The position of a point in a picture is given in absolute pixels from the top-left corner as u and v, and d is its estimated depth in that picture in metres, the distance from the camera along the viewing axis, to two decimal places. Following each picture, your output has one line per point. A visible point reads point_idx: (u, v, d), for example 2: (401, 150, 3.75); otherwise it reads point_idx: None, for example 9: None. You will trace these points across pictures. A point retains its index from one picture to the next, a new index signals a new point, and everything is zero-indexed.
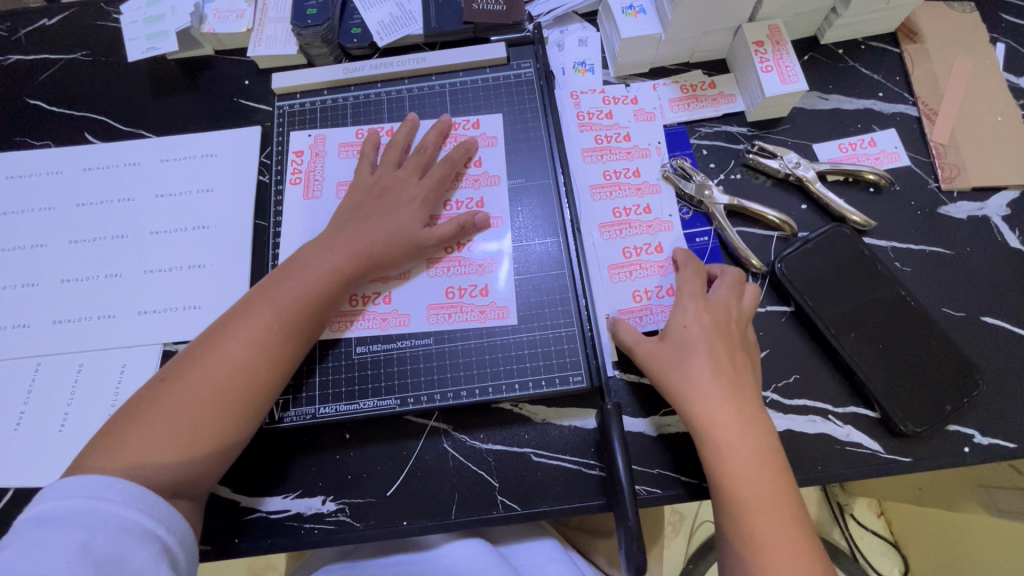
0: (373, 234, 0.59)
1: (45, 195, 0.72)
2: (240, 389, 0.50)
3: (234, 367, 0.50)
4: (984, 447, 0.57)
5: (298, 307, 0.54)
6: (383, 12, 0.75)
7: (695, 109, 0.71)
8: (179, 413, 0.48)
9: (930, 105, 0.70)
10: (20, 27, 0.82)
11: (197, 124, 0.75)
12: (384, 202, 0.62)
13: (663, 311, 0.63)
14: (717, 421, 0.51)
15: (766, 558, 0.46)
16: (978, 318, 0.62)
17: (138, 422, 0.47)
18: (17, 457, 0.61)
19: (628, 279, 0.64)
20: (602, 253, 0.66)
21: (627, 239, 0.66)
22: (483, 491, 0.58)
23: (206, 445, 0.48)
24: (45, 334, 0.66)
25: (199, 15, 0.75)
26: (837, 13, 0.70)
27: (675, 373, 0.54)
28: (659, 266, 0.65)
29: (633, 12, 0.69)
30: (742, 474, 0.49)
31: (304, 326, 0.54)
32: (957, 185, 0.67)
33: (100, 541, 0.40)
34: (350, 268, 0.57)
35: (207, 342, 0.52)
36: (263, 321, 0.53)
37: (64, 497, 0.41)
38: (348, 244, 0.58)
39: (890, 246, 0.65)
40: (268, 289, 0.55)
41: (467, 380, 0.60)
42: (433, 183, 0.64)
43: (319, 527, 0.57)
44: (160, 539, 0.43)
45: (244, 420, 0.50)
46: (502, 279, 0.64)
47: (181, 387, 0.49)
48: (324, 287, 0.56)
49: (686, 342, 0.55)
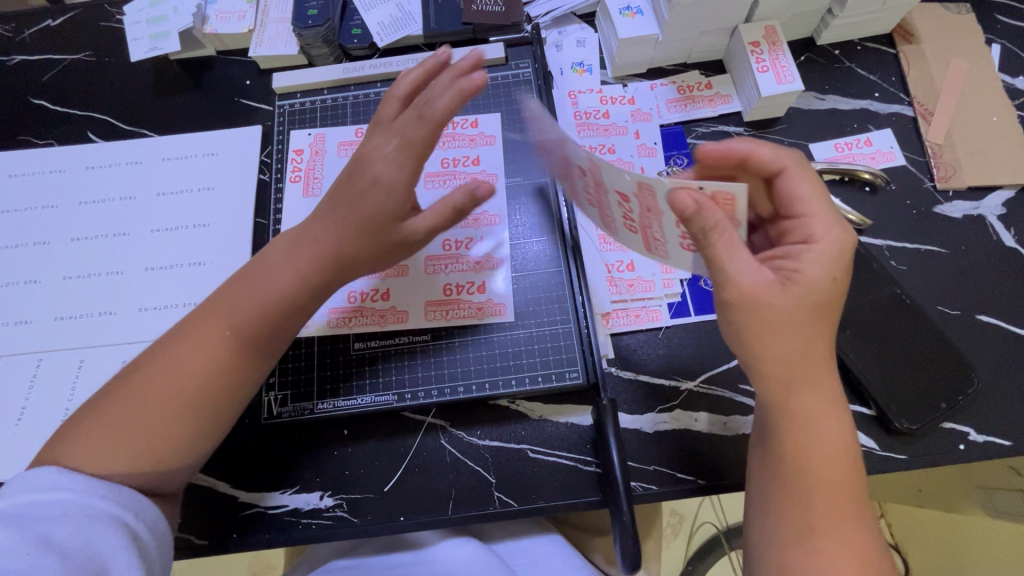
0: (333, 229, 0.50)
1: (48, 193, 0.73)
2: (188, 398, 0.47)
3: (183, 374, 0.47)
4: (980, 444, 0.58)
5: (253, 311, 0.49)
6: (383, 13, 0.76)
7: (692, 109, 0.72)
8: (126, 419, 0.45)
9: (926, 105, 0.71)
10: (25, 27, 0.83)
11: (198, 124, 0.76)
12: (367, 193, 0.49)
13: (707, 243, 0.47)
14: (806, 405, 0.45)
15: (817, 550, 0.42)
16: (974, 316, 0.62)
17: (92, 422, 0.46)
18: (17, 451, 0.61)
19: (664, 243, 0.49)
20: (629, 244, 0.53)
21: (615, 220, 0.51)
22: (481, 487, 0.58)
23: (157, 453, 0.46)
24: (46, 331, 0.66)
25: (202, 16, 0.76)
26: (833, 14, 0.70)
27: (784, 343, 0.43)
28: (650, 209, 0.46)
29: (630, 13, 0.70)
30: (818, 468, 0.44)
31: (257, 336, 0.49)
32: (952, 184, 0.67)
33: (63, 530, 0.40)
34: (316, 274, 0.50)
35: (163, 346, 0.48)
36: (214, 325, 0.48)
37: (23, 493, 0.41)
38: (312, 240, 0.50)
39: (886, 245, 0.65)
40: (231, 293, 0.50)
41: (464, 375, 0.61)
42: (413, 157, 0.48)
43: (317, 523, 0.58)
44: (128, 526, 0.43)
45: (201, 429, 0.48)
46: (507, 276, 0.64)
47: (133, 389, 0.46)
48: (287, 294, 0.49)
49: (817, 296, 0.44)
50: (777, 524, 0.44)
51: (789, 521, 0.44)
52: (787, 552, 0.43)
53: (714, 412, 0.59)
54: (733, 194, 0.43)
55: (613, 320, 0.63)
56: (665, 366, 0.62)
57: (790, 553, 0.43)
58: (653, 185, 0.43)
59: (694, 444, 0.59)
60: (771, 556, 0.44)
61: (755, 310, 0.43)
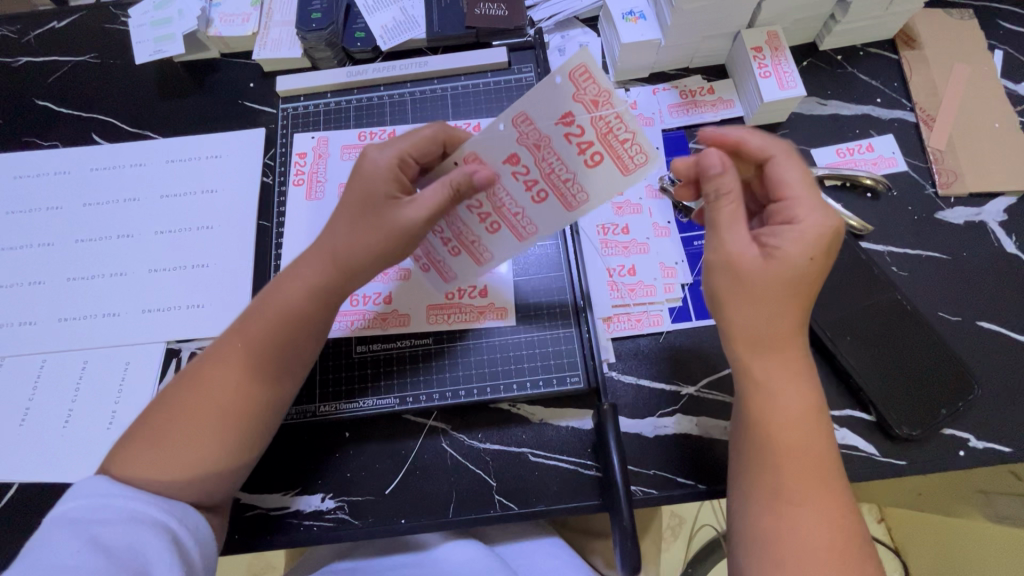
0: (340, 232, 0.52)
1: (52, 194, 0.73)
2: (209, 413, 0.48)
3: (202, 387, 0.49)
4: (979, 450, 0.58)
5: (268, 325, 0.50)
6: (387, 16, 0.76)
7: (694, 114, 0.72)
8: (153, 435, 0.47)
9: (928, 111, 0.71)
10: (30, 30, 0.83)
11: (202, 126, 0.76)
12: (362, 183, 0.52)
13: (620, 150, 0.46)
14: (768, 370, 0.47)
15: (785, 512, 0.43)
16: (975, 323, 0.62)
17: (128, 438, 0.48)
18: (20, 452, 0.62)
19: (574, 177, 0.48)
20: (552, 217, 0.51)
21: (521, 200, 0.51)
22: (481, 490, 0.58)
23: (178, 470, 0.47)
24: (50, 332, 0.67)
25: (206, 18, 0.76)
26: (836, 19, 0.70)
27: (745, 309, 0.47)
28: (539, 142, 0.47)
29: (633, 18, 0.70)
30: (794, 439, 0.45)
31: (270, 348, 0.50)
32: (954, 191, 0.67)
33: (111, 532, 0.42)
34: (326, 280, 0.51)
35: (193, 365, 0.51)
36: (233, 342, 0.51)
37: (82, 498, 0.44)
38: (322, 249, 0.52)
39: (887, 251, 0.65)
40: (253, 310, 0.52)
41: (464, 380, 0.61)
42: (400, 149, 0.52)
43: (317, 525, 0.58)
44: (171, 530, 0.44)
45: (223, 445, 0.48)
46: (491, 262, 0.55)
47: (162, 409, 0.49)
48: (303, 309, 0.51)
49: (796, 271, 0.45)
50: (753, 492, 0.45)
51: (764, 489, 0.45)
52: (760, 519, 0.44)
53: (715, 417, 0.60)
54: (583, 64, 0.43)
55: (614, 324, 0.63)
56: (666, 370, 0.62)
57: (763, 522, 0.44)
58: (524, 110, 0.47)
59: (693, 448, 0.59)
60: (750, 529, 0.45)
61: (735, 275, 0.46)
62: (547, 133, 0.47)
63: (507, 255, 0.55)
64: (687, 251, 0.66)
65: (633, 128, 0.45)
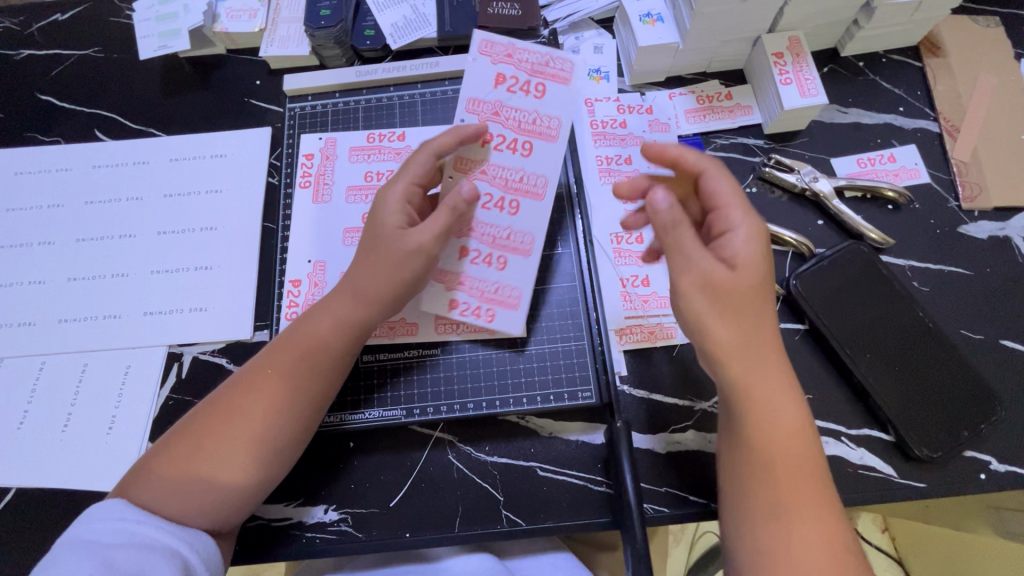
0: (360, 264, 0.53)
1: (54, 192, 0.72)
2: (236, 441, 0.49)
3: (229, 413, 0.49)
4: (1000, 473, 0.56)
5: (299, 355, 0.52)
6: (397, 14, 0.75)
7: (711, 120, 0.70)
8: (181, 459, 0.48)
9: (952, 121, 0.69)
10: (34, 21, 0.82)
11: (207, 124, 0.75)
12: (375, 218, 0.54)
13: (546, 69, 0.57)
14: (757, 382, 0.46)
15: (782, 526, 0.43)
16: (998, 341, 0.61)
17: (156, 457, 0.49)
18: (17, 457, 0.60)
19: (537, 113, 0.57)
20: (548, 154, 0.57)
21: (516, 163, 0.57)
22: (488, 504, 0.57)
23: (204, 494, 0.47)
24: (49, 333, 0.65)
25: (212, 14, 0.75)
26: (859, 25, 0.68)
27: (721, 323, 0.47)
28: (496, 108, 0.57)
29: (651, 20, 0.68)
30: (778, 448, 0.45)
31: (299, 373, 0.51)
32: (977, 205, 0.65)
33: (120, 556, 0.42)
34: (357, 315, 0.53)
35: (219, 393, 0.51)
36: (263, 370, 0.51)
37: (94, 523, 0.44)
38: (349, 283, 0.53)
39: (908, 265, 0.64)
40: (282, 340, 0.53)
41: (472, 392, 0.60)
42: (408, 182, 0.54)
43: (320, 537, 0.57)
44: (179, 555, 0.45)
45: (253, 468, 0.49)
46: (535, 235, 0.57)
47: (190, 432, 0.49)
48: (334, 341, 0.52)
49: (751, 279, 0.47)
50: (748, 508, 0.45)
51: (759, 505, 0.44)
52: (758, 540, 0.43)
53: None
54: (484, 38, 0.58)
55: (627, 336, 0.62)
56: (679, 385, 0.60)
57: (761, 539, 0.43)
58: (469, 96, 0.57)
59: (706, 465, 0.57)
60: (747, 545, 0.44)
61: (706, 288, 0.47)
62: (497, 98, 0.57)
63: (542, 225, 0.58)
64: None
65: (545, 52, 0.57)
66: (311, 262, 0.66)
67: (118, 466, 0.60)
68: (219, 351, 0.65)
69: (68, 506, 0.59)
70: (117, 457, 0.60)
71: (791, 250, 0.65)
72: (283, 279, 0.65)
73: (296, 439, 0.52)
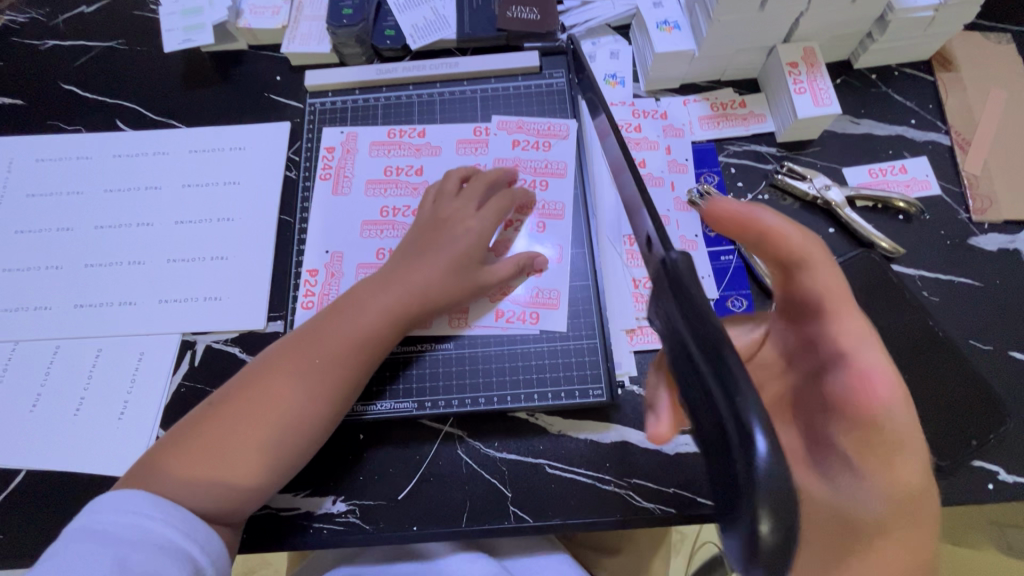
0: (427, 271, 0.58)
1: (74, 179, 0.73)
2: (269, 427, 0.51)
3: (269, 402, 0.51)
4: (1008, 484, 0.56)
5: (345, 346, 0.54)
6: (417, 15, 0.76)
7: (725, 127, 0.71)
8: (212, 444, 0.50)
9: (963, 135, 0.70)
10: (60, 13, 0.83)
11: (227, 117, 0.76)
12: (458, 244, 0.60)
13: (545, 134, 0.70)
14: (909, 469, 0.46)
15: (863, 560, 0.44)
16: (1007, 352, 0.61)
17: (180, 443, 0.50)
18: (28, 440, 0.61)
19: (547, 160, 0.69)
20: (563, 189, 0.68)
21: (539, 195, 0.67)
22: (495, 500, 0.57)
23: (226, 481, 0.49)
24: (65, 317, 0.66)
25: (236, 10, 0.76)
26: (873, 38, 0.69)
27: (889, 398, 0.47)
28: (516, 161, 0.69)
29: (668, 27, 0.70)
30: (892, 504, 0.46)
31: (342, 363, 0.54)
32: (987, 217, 0.66)
33: (134, 554, 0.42)
34: (403, 310, 0.56)
35: (255, 374, 0.53)
36: (304, 356, 0.53)
37: (109, 512, 0.44)
38: (400, 282, 0.57)
39: (918, 275, 0.64)
40: (321, 327, 0.55)
41: (484, 387, 0.61)
42: (494, 214, 0.62)
43: (328, 528, 0.57)
44: (192, 558, 0.45)
45: (279, 454, 0.51)
46: (566, 247, 0.65)
47: (224, 415, 0.51)
48: (376, 332, 0.55)
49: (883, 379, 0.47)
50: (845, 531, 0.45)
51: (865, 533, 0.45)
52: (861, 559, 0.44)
53: None
54: (500, 119, 0.71)
55: (637, 337, 0.62)
56: None
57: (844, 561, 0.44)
58: (494, 155, 0.70)
59: None
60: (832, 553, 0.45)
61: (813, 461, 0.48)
62: (515, 155, 0.69)
63: (569, 236, 0.66)
64: (714, 266, 0.66)
65: (544, 121, 0.71)
66: (328, 253, 0.66)
67: (127, 451, 0.60)
68: (233, 340, 0.65)
69: (77, 491, 0.59)
70: (128, 443, 0.60)
71: None
72: (299, 270, 0.66)
73: (320, 433, 0.53)
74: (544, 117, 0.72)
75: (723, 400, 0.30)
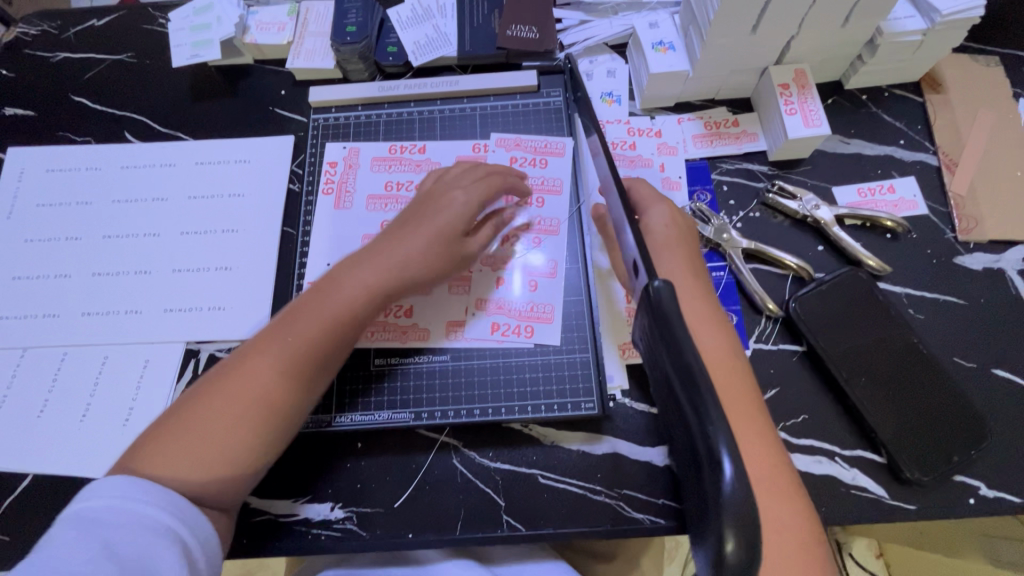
0: (406, 247, 0.59)
1: (83, 189, 0.75)
2: (250, 398, 0.51)
3: (249, 374, 0.52)
4: (988, 498, 0.58)
5: (324, 319, 0.55)
6: (419, 32, 0.78)
7: (717, 146, 0.73)
8: (194, 420, 0.50)
9: (950, 155, 0.71)
10: (71, 26, 0.85)
11: (233, 130, 0.78)
12: (438, 219, 0.60)
13: (542, 151, 0.72)
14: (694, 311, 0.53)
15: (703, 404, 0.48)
16: (989, 370, 0.62)
17: (166, 423, 0.50)
18: (36, 444, 0.62)
19: (544, 178, 0.71)
20: (558, 206, 0.69)
21: (535, 212, 0.69)
22: (489, 509, 0.59)
23: (211, 457, 0.49)
24: (73, 325, 0.68)
25: (243, 25, 0.78)
26: (863, 60, 0.71)
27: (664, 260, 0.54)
28: None
29: (663, 48, 0.71)
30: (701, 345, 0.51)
31: (321, 335, 0.55)
32: (973, 237, 0.67)
33: (124, 540, 0.43)
34: (383, 284, 0.57)
35: (239, 353, 0.54)
36: (285, 330, 0.54)
37: (99, 497, 0.44)
38: (381, 257, 0.58)
39: (904, 293, 0.66)
40: (303, 304, 0.56)
41: (478, 399, 0.62)
42: (480, 192, 0.62)
43: (325, 534, 0.58)
44: (182, 540, 0.45)
45: (261, 425, 0.51)
46: (561, 263, 0.67)
47: (207, 391, 0.52)
48: (356, 304, 0.56)
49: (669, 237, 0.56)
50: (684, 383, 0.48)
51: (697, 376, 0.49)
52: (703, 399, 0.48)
53: None
54: (498, 137, 0.73)
55: (629, 352, 0.64)
56: None
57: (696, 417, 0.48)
58: None
59: None
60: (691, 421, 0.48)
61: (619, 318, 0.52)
62: None
63: (564, 251, 0.68)
64: None
65: (541, 139, 0.73)
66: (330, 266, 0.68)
67: None
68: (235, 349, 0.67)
69: None
70: None
71: (791, 274, 0.67)
72: (302, 281, 0.68)
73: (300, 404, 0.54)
74: (541, 135, 0.74)
75: (696, 426, 0.35)
